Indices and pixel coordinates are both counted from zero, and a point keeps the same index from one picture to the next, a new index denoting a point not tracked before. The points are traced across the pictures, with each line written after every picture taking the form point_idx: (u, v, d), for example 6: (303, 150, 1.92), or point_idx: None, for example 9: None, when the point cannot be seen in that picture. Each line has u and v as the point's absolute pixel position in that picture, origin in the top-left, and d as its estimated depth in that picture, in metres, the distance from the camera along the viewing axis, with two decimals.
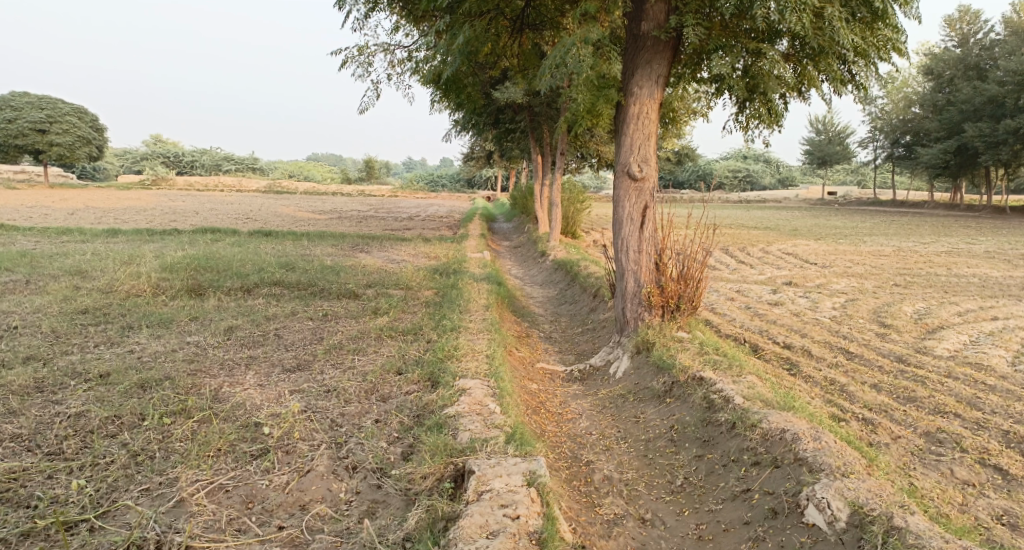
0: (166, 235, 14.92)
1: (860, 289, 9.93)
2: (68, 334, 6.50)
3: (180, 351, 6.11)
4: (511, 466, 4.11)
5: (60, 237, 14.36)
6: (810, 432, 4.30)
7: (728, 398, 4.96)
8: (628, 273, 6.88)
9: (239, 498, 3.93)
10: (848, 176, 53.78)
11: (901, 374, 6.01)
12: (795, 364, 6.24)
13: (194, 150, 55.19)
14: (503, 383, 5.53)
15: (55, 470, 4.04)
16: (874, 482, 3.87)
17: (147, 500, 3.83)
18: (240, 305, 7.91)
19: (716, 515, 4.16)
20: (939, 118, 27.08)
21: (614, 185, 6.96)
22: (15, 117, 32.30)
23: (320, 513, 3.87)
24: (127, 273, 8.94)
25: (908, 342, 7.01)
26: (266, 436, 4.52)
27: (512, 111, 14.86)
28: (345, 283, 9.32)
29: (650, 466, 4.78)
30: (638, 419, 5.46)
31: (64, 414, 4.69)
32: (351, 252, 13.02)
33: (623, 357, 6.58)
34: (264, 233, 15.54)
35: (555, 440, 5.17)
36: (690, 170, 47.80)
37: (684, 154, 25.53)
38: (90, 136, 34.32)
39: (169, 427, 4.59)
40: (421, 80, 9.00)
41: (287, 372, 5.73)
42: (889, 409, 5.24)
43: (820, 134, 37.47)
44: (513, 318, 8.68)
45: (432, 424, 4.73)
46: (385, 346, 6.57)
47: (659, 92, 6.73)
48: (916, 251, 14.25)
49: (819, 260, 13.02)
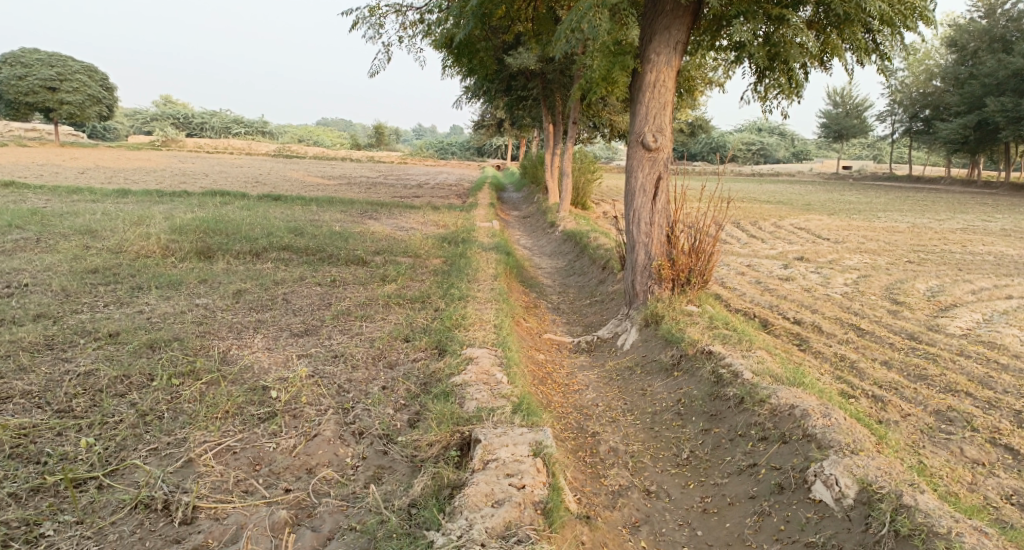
0: (177, 197, 14.89)
1: (873, 266, 9.82)
2: (78, 293, 6.51)
3: (189, 313, 6.11)
4: (518, 436, 4.10)
5: (70, 195, 14.36)
6: (819, 408, 4.26)
7: (737, 372, 4.92)
8: (639, 245, 6.81)
9: (247, 459, 3.94)
10: (864, 151, 53.03)
11: (912, 351, 5.96)
12: (806, 339, 6.19)
13: (204, 113, 54.98)
14: (510, 352, 5.51)
15: (65, 428, 4.06)
16: (884, 460, 3.84)
17: (155, 460, 3.85)
18: (249, 269, 7.90)
19: (721, 489, 4.15)
20: (961, 92, 26.54)
21: (627, 155, 6.86)
22: (25, 74, 32.01)
23: (326, 477, 3.88)
24: (136, 234, 8.93)
25: (920, 319, 6.95)
26: (273, 400, 4.53)
27: (524, 78, 14.63)
28: (353, 249, 9.29)
29: (656, 438, 4.77)
30: (645, 391, 5.43)
31: (73, 372, 4.71)
32: (360, 218, 12.95)
33: (631, 329, 6.54)
34: (274, 198, 15.48)
35: (561, 411, 5.17)
36: (703, 142, 47.23)
37: (699, 125, 25.18)
38: (99, 96, 34.22)
39: (177, 388, 4.60)
40: (433, 43, 8.87)
41: (294, 336, 5.73)
42: (900, 386, 5.20)
43: (837, 106, 36.86)
44: (522, 288, 8.65)
45: (439, 392, 4.72)
46: (393, 313, 6.56)
47: (676, 59, 6.59)
48: (931, 228, 14.09)
49: (832, 235, 12.88)
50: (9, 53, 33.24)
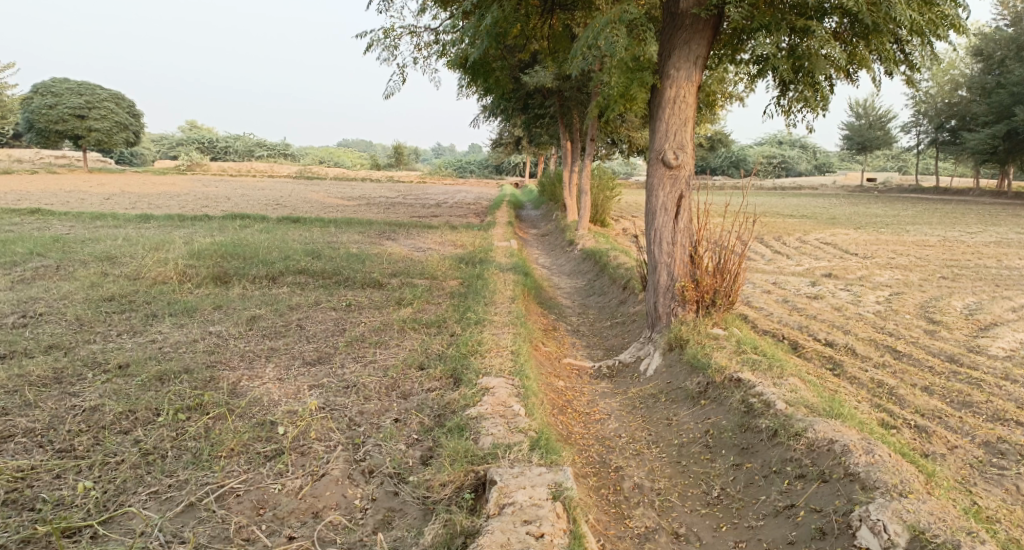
0: (197, 221, 14.91)
1: (905, 282, 9.45)
2: (92, 322, 6.39)
3: (201, 341, 5.95)
4: (536, 477, 3.85)
5: (93, 221, 14.42)
6: (861, 443, 3.98)
7: (768, 402, 4.63)
8: (661, 266, 6.55)
9: (250, 503, 3.74)
10: (888, 163, 52.27)
11: (954, 375, 5.62)
12: (839, 363, 5.86)
13: (227, 137, 55.75)
14: (528, 381, 5.25)
15: (64, 469, 3.89)
16: (936, 504, 3.54)
17: (155, 505, 3.67)
18: (264, 294, 7.76)
19: (757, 532, 3.87)
20: (988, 101, 25.98)
21: (647, 173, 6.63)
22: (54, 103, 32.63)
23: (333, 522, 3.66)
24: (154, 260, 8.84)
25: (960, 340, 6.59)
26: (280, 436, 4.32)
27: (541, 95, 14.50)
28: (370, 271, 9.13)
29: (683, 474, 4.48)
30: (670, 421, 5.15)
31: (79, 407, 4.55)
32: (378, 240, 12.82)
33: (654, 353, 6.27)
34: (292, 220, 15.43)
35: (583, 443, 4.91)
36: (723, 156, 46.81)
37: (719, 140, 24.86)
38: (127, 122, 34.81)
39: (183, 423, 4.42)
40: (448, 63, 8.74)
41: (306, 366, 5.54)
42: (944, 415, 4.88)
43: (860, 118, 36.31)
44: (541, 310, 8.41)
45: (453, 426, 4.49)
46: (408, 338, 6.36)
47: (697, 74, 6.37)
48: (962, 241, 13.65)
49: (860, 250, 12.50)
50: (39, 82, 33.88)
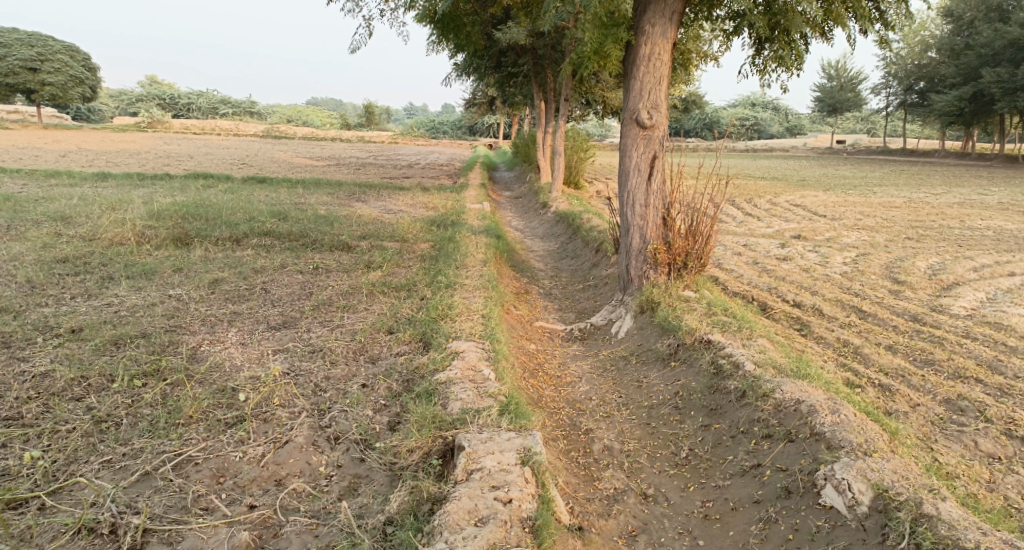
0: (159, 180, 14.45)
1: (872, 243, 9.54)
2: (44, 285, 6.16)
3: (160, 305, 5.78)
4: (504, 442, 3.82)
5: (48, 180, 13.88)
6: (828, 403, 4.01)
7: (737, 363, 4.65)
8: (633, 228, 6.49)
9: (210, 471, 3.66)
10: (858, 125, 52.74)
11: (917, 334, 5.70)
12: (807, 324, 5.91)
13: (190, 94, 54.07)
14: (498, 345, 5.20)
15: (11, 438, 3.76)
16: (900, 462, 3.58)
17: (108, 474, 3.57)
18: (227, 257, 7.54)
19: (724, 492, 3.89)
20: (956, 63, 26.14)
21: (621, 133, 6.52)
22: (4, 55, 31.15)
23: (296, 489, 3.60)
24: (112, 220, 8.54)
25: (924, 300, 6.68)
26: (242, 402, 4.21)
27: (514, 54, 14.20)
28: (338, 234, 8.94)
29: (653, 435, 4.49)
30: (640, 383, 5.15)
31: (28, 373, 4.39)
32: (347, 201, 12.57)
33: (625, 316, 6.26)
34: (258, 180, 15.05)
35: (553, 406, 4.89)
36: (696, 118, 46.61)
37: (691, 101, 24.70)
38: (82, 77, 33.44)
39: (139, 390, 4.29)
40: (417, 17, 8.46)
41: (271, 330, 5.42)
42: (907, 373, 4.94)
43: (832, 80, 36.36)
44: (512, 272, 8.34)
45: (421, 391, 4.42)
46: (376, 302, 6.24)
47: (672, 31, 6.24)
48: (928, 202, 13.82)
49: (828, 212, 12.59)
50: None
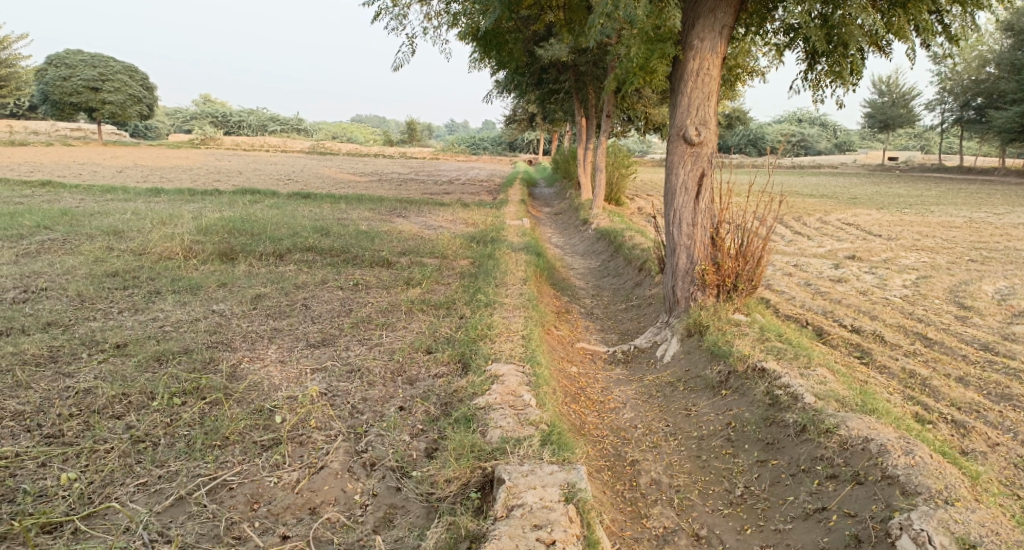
0: (208, 195, 14.69)
1: (933, 265, 9.08)
2: (93, 298, 6.19)
3: (202, 321, 5.73)
4: (547, 476, 3.61)
5: (104, 195, 14.23)
6: (900, 443, 3.70)
7: (796, 395, 4.35)
8: (680, 248, 6.23)
9: (244, 497, 3.53)
10: (911, 141, 51.34)
11: (990, 365, 5.31)
12: (868, 352, 5.57)
13: (241, 111, 55.49)
14: (540, 368, 4.99)
15: (50, 457, 3.69)
16: (986, 514, 3.28)
17: (143, 497, 3.47)
18: (271, 272, 7.52)
19: (785, 537, 3.61)
20: (1017, 79, 25.17)
21: (667, 150, 6.29)
22: (70, 75, 32.39)
23: (331, 519, 3.46)
24: (161, 234, 8.62)
25: (994, 327, 6.26)
26: (279, 424, 4.09)
27: (556, 70, 14.07)
28: (379, 249, 8.86)
29: (704, 470, 4.22)
30: (689, 412, 4.88)
31: (71, 389, 4.34)
32: (389, 217, 12.56)
33: (671, 339, 5.99)
34: (304, 195, 15.20)
35: (597, 435, 4.66)
36: (740, 134, 45.88)
37: (736, 117, 24.26)
38: (140, 95, 34.47)
39: (178, 409, 4.20)
40: (459, 34, 8.36)
41: (310, 348, 5.31)
42: (982, 409, 4.57)
43: (883, 95, 35.37)
44: (553, 291, 8.14)
45: (459, 416, 4.24)
46: (416, 320, 6.11)
47: (722, 45, 6.00)
48: (990, 222, 13.19)
49: (883, 231, 12.09)
50: (52, 54, 33.53)
